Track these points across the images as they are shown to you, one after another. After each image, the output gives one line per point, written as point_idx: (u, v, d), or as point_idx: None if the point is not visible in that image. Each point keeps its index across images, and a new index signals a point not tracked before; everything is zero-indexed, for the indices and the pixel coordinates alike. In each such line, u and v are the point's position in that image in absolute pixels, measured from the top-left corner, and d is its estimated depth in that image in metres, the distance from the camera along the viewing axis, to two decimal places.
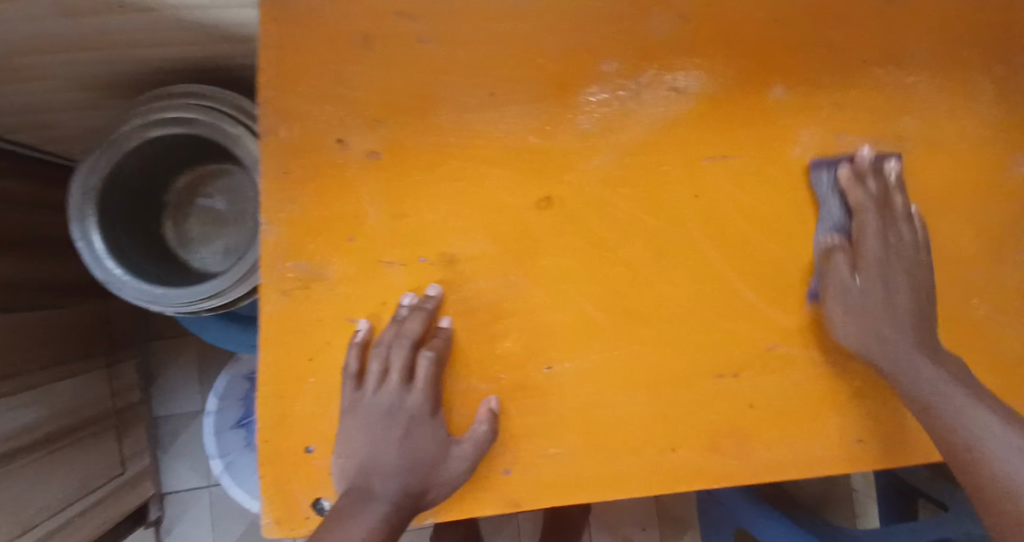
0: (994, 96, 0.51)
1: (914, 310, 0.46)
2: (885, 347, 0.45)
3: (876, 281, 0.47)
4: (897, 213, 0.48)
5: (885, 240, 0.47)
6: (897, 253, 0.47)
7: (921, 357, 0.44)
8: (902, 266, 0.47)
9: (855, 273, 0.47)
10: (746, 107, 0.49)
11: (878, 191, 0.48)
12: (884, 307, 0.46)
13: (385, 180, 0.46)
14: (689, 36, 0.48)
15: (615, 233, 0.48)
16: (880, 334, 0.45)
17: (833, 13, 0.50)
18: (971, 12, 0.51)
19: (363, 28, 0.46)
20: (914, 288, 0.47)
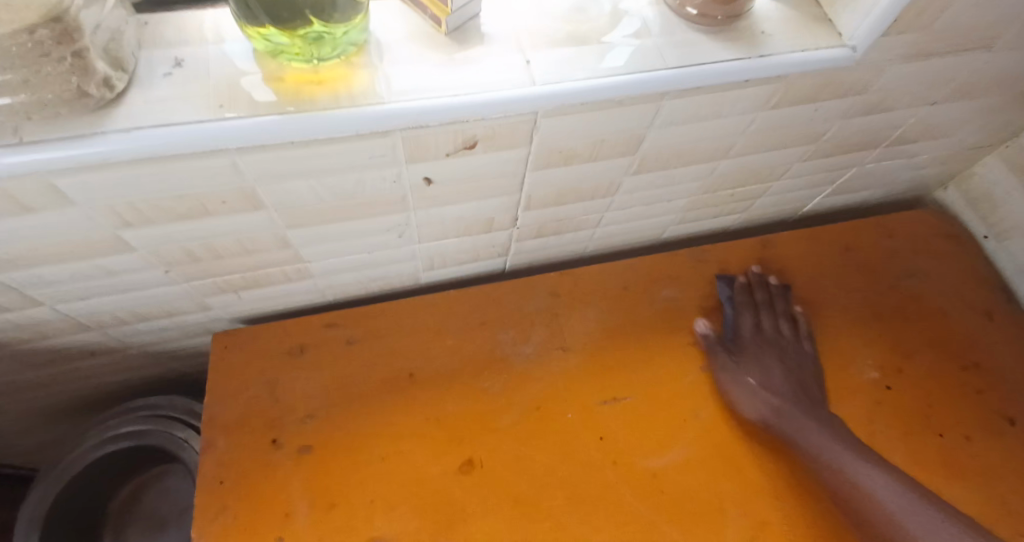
0: (820, 316, 0.63)
1: (791, 379, 0.57)
2: (771, 409, 0.55)
3: (767, 364, 0.58)
4: (778, 315, 0.61)
5: (745, 334, 0.61)
6: (782, 347, 0.60)
7: (810, 422, 0.53)
8: (788, 359, 0.59)
9: (742, 360, 0.58)
10: (626, 355, 0.59)
11: (763, 299, 0.62)
12: (777, 381, 0.57)
13: (312, 470, 0.49)
14: (567, 307, 0.61)
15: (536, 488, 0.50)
16: (770, 403, 0.55)
17: (675, 274, 0.64)
18: (781, 257, 0.66)
19: (300, 340, 0.55)
20: (799, 371, 0.58)
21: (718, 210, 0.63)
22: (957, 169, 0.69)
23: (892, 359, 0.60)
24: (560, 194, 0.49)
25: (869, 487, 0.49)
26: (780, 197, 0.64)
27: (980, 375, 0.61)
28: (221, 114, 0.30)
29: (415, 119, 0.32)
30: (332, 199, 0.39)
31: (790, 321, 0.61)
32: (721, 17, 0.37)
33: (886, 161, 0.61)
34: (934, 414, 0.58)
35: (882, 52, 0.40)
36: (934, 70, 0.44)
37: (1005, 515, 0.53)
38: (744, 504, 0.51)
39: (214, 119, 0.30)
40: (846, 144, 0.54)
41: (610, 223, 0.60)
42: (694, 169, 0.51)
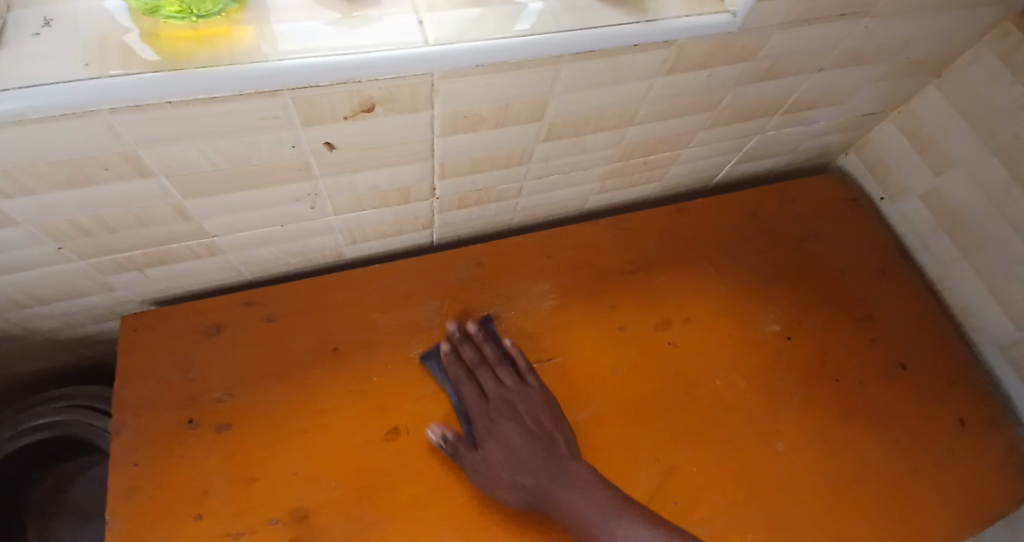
0: (731, 276, 0.67)
1: (532, 439, 0.50)
2: (533, 491, 0.48)
3: (507, 438, 0.50)
4: (496, 366, 0.55)
5: (490, 393, 0.53)
6: (512, 404, 0.52)
7: (573, 490, 0.47)
8: (522, 416, 0.51)
9: (480, 444, 0.50)
10: (550, 320, 0.61)
11: (473, 357, 0.55)
12: (519, 447, 0.50)
13: (229, 447, 0.49)
14: (493, 276, 0.62)
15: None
16: (529, 487, 0.48)
17: (597, 242, 0.67)
18: (695, 223, 0.70)
19: (216, 318, 0.54)
20: (535, 425, 0.51)
21: (636, 178, 0.66)
22: (854, 136, 0.75)
23: (794, 313, 0.65)
24: (474, 162, 0.49)
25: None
26: (692, 164, 0.68)
27: (874, 325, 0.67)
28: (94, 72, 0.28)
29: (303, 79, 0.31)
30: (230, 165, 0.38)
31: (509, 365, 0.55)
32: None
33: (785, 129, 0.66)
34: (831, 360, 0.63)
35: (765, 19, 0.42)
36: (817, 37, 0.47)
37: (889, 446, 0.59)
38: (657, 452, 0.55)
39: (85, 76, 0.28)
40: (746, 112, 0.57)
41: (532, 193, 0.61)
42: (603, 136, 0.53)
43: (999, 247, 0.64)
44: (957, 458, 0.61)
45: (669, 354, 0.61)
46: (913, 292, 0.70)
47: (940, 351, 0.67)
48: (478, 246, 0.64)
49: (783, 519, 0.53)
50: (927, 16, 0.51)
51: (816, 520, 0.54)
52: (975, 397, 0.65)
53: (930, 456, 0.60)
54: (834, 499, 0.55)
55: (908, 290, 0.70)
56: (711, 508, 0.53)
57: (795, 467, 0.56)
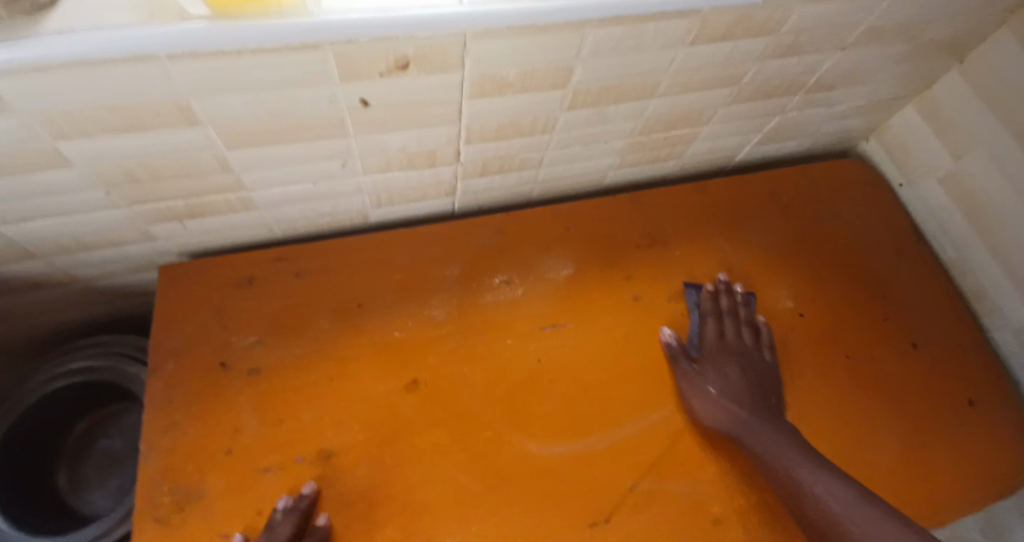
0: (745, 253, 0.68)
1: (751, 386, 0.57)
2: (735, 418, 0.54)
3: (726, 370, 0.57)
4: (743, 323, 0.61)
5: (727, 337, 0.60)
6: (743, 354, 0.59)
7: (766, 429, 0.53)
8: (747, 367, 0.58)
9: (700, 367, 0.58)
10: (566, 287, 0.62)
11: (727, 306, 0.62)
12: (735, 383, 0.57)
13: (259, 390, 0.52)
14: (513, 243, 0.64)
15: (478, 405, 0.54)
16: (733, 412, 0.54)
17: (615, 215, 0.68)
18: (712, 200, 0.71)
19: (248, 272, 0.57)
20: (754, 377, 0.58)
21: (656, 154, 0.67)
22: (877, 120, 0.75)
23: (807, 291, 0.66)
24: (500, 127, 0.51)
25: (807, 487, 0.49)
26: (712, 142, 0.69)
27: (887, 305, 0.67)
28: (152, 20, 0.31)
29: (344, 35, 0.34)
30: (272, 119, 0.40)
31: (750, 328, 0.61)
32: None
33: (807, 109, 0.66)
34: (843, 338, 0.64)
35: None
36: (841, 13, 0.48)
37: (896, 420, 0.60)
38: (665, 414, 0.56)
39: (150, 25, 0.31)
40: (767, 89, 0.58)
41: (554, 164, 0.63)
42: (625, 107, 0.54)
43: None
44: (968, 438, 0.61)
45: (680, 324, 0.62)
46: (929, 277, 0.71)
47: (955, 334, 0.67)
48: (500, 215, 0.66)
49: None
50: None
51: None
52: (987, 380, 0.65)
53: (940, 434, 0.61)
54: (838, 467, 0.57)
55: (924, 273, 0.71)
56: (717, 471, 0.54)
57: (803, 435, 0.58)
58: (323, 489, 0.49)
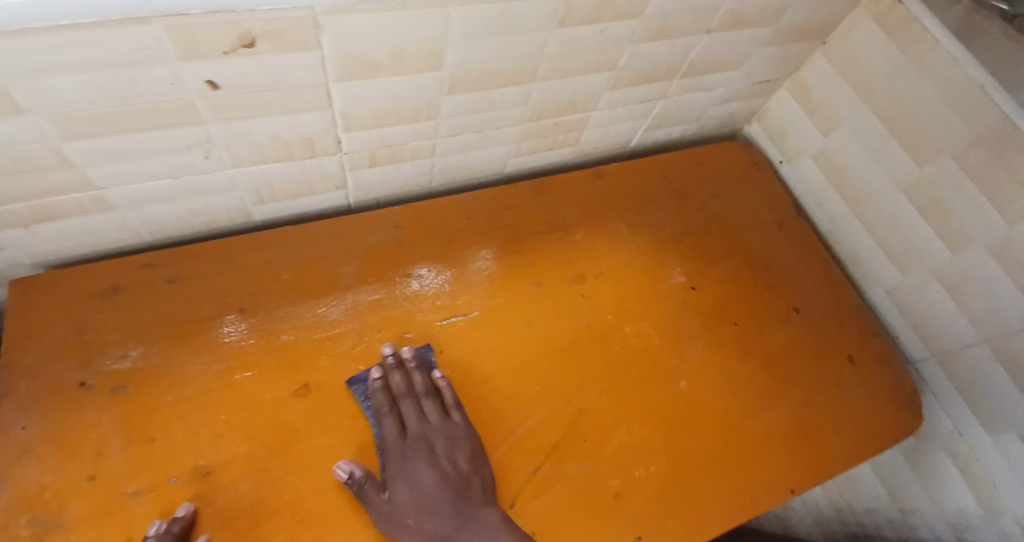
0: (641, 234, 0.70)
1: (443, 483, 0.49)
2: (440, 537, 0.47)
3: (414, 475, 0.49)
4: (422, 398, 0.53)
5: (410, 428, 0.51)
6: (432, 443, 0.51)
7: (478, 539, 0.47)
8: (440, 457, 0.50)
9: (389, 483, 0.48)
10: (467, 277, 0.62)
11: (399, 386, 0.53)
12: (427, 487, 0.49)
13: (128, 408, 0.47)
14: (412, 236, 0.62)
15: (375, 403, 0.52)
16: (435, 531, 0.48)
17: (515, 204, 0.68)
18: (608, 186, 0.73)
19: (113, 280, 0.52)
20: (451, 469, 0.50)
21: (551, 141, 0.68)
22: (756, 105, 0.80)
23: (698, 267, 0.69)
24: (380, 114, 0.49)
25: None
26: (605, 129, 0.71)
27: (772, 275, 0.72)
28: None
29: (173, 8, 0.31)
30: (110, 105, 0.37)
31: (435, 399, 0.53)
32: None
33: (689, 94, 0.70)
34: (732, 308, 0.67)
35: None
36: None
37: (782, 382, 0.64)
38: (568, 395, 0.57)
39: None
40: (647, 73, 0.60)
41: (447, 154, 0.62)
42: (509, 92, 0.55)
43: (879, 200, 0.70)
44: (847, 392, 0.66)
45: (582, 306, 0.63)
46: (808, 248, 0.76)
47: (832, 298, 0.73)
48: (397, 208, 0.64)
49: (681, 452, 0.57)
50: None
51: (716, 452, 0.58)
52: (863, 338, 0.71)
53: (822, 390, 0.65)
54: (730, 431, 0.59)
55: (805, 244, 0.76)
56: (619, 444, 0.55)
57: (697, 403, 0.60)
58: (203, 507, 0.45)
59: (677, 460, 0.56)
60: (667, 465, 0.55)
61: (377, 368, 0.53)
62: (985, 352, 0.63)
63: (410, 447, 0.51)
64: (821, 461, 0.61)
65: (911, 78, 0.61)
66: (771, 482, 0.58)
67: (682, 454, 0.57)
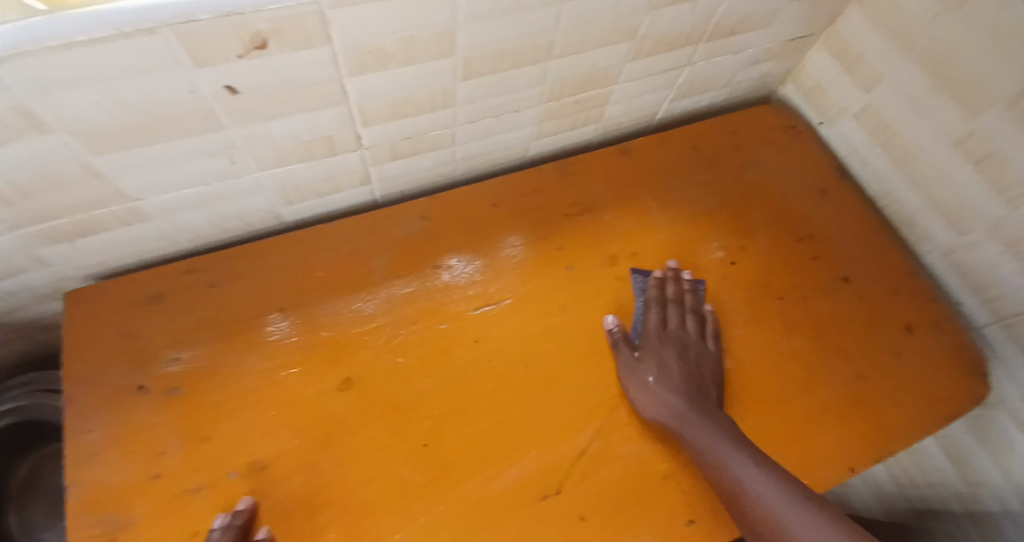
0: (674, 209, 0.68)
1: (688, 374, 0.55)
2: (675, 410, 0.52)
3: (666, 358, 0.56)
4: (688, 312, 0.59)
5: (671, 326, 0.58)
6: (686, 344, 0.57)
7: (703, 420, 0.51)
8: (688, 355, 0.56)
9: (640, 351, 0.57)
10: (497, 264, 0.61)
11: (673, 294, 0.60)
12: (676, 371, 0.55)
13: (183, 409, 0.49)
14: (440, 226, 0.62)
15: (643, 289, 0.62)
16: (672, 404, 0.52)
17: (541, 187, 0.67)
18: (637, 162, 0.71)
19: (159, 288, 0.54)
20: (696, 367, 0.56)
21: (573, 120, 0.67)
22: (790, 63, 0.76)
23: (736, 239, 0.67)
24: (396, 105, 0.49)
25: (746, 484, 0.47)
26: (628, 102, 0.68)
27: (817, 243, 0.68)
28: None
29: (181, 15, 0.32)
30: (134, 117, 0.38)
31: (698, 318, 0.59)
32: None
33: (715, 59, 0.67)
34: (775, 280, 0.65)
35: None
36: None
37: (835, 352, 0.61)
38: (608, 377, 0.56)
39: None
40: (666, 41, 0.58)
41: (469, 141, 0.62)
42: (525, 73, 0.53)
43: (930, 154, 0.65)
44: (905, 361, 0.63)
45: (617, 287, 0.62)
46: (855, 211, 0.72)
47: (885, 263, 0.68)
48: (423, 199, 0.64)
49: None
50: None
51: (765, 428, 0.56)
52: (921, 303, 0.66)
53: (876, 360, 0.62)
54: (782, 406, 0.57)
55: (852, 208, 0.72)
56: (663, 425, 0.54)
57: (744, 380, 0.58)
58: (259, 501, 0.47)
59: None
60: None
61: (660, 272, 0.62)
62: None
63: (665, 339, 0.58)
64: (881, 432, 0.58)
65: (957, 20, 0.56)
66: (827, 457, 0.55)
67: None
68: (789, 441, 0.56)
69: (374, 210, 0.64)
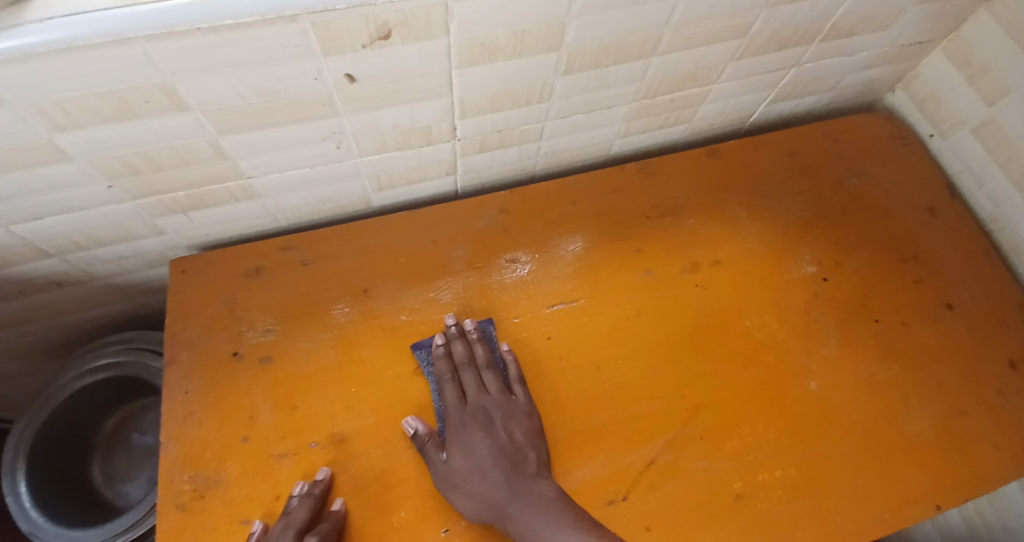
0: (761, 218, 0.65)
1: (499, 454, 0.49)
2: (494, 507, 0.47)
3: (470, 444, 0.49)
4: (483, 370, 0.53)
5: (469, 398, 0.51)
6: (489, 414, 0.50)
7: (526, 515, 0.46)
8: (496, 429, 0.50)
9: (447, 447, 0.49)
10: (574, 262, 0.61)
11: (461, 356, 0.53)
12: (484, 456, 0.49)
13: (271, 378, 0.52)
14: (519, 220, 0.62)
15: (429, 361, 0.53)
16: (489, 500, 0.47)
17: (623, 187, 0.66)
18: (725, 166, 0.68)
19: (256, 261, 0.57)
20: (507, 441, 0.49)
21: (663, 119, 0.65)
22: (904, 69, 0.70)
23: (829, 255, 0.63)
24: (495, 98, 0.49)
25: None
26: (722, 103, 0.66)
27: (920, 265, 0.64)
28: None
29: (321, 4, 0.33)
30: (261, 101, 0.40)
31: (496, 372, 0.53)
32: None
33: (822, 61, 0.63)
34: (871, 301, 0.61)
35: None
36: None
37: (934, 384, 0.57)
38: (684, 387, 0.55)
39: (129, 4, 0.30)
40: (775, 40, 0.55)
41: (556, 136, 0.61)
42: (625, 69, 0.52)
43: None
44: (1012, 400, 0.57)
45: (696, 295, 0.60)
46: (965, 233, 0.66)
47: (996, 292, 0.63)
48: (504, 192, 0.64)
49: (813, 454, 0.52)
50: None
51: (851, 458, 0.53)
52: None
53: (980, 397, 0.57)
54: (871, 435, 0.54)
55: (962, 230, 0.66)
56: (742, 443, 0.52)
57: (830, 403, 0.55)
58: (336, 474, 0.49)
59: (807, 463, 0.52)
60: (794, 469, 0.52)
61: (439, 333, 0.54)
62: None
63: (472, 415, 0.50)
64: (977, 475, 0.53)
65: None
66: (917, 495, 0.52)
67: (815, 457, 0.52)
68: (874, 478, 0.52)
69: (454, 200, 0.65)
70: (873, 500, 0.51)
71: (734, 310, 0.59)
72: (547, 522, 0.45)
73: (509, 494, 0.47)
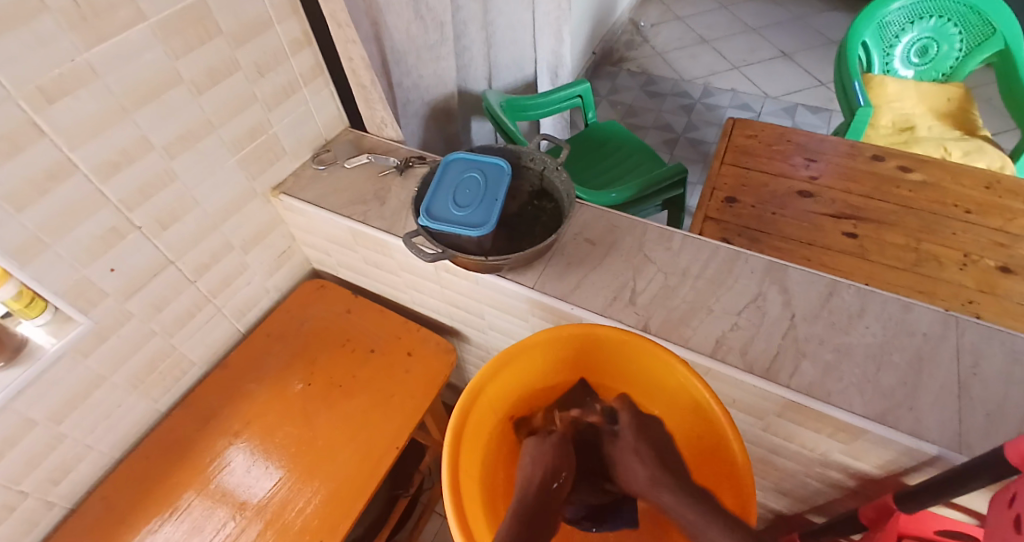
0: (260, 376, 1.05)
1: (310, 483, 0.91)
2: (309, 480, 0.91)
3: (275, 480, 0.92)
4: None
5: (322, 473, 0.92)
6: (297, 465, 0.93)
7: (322, 480, 0.91)
8: (294, 473, 0.92)
9: (304, 438, 0.96)
10: (158, 487, 0.91)
11: None
12: (286, 488, 0.91)
13: None
14: (109, 498, 0.90)
15: (295, 396, 1.02)
16: (305, 472, 0.92)
17: (171, 422, 0.98)
18: (228, 366, 1.06)
19: None
20: (293, 458, 0.94)
21: (171, 378, 1.00)
22: (297, 256, 1.23)
23: (308, 368, 1.06)
24: (28, 465, 0.79)
25: None
26: (204, 342, 1.05)
27: (352, 338, 1.10)
28: None
29: None
30: None
31: (344, 468, 0.93)
32: (3, 361, 0.75)
33: (233, 292, 1.08)
34: (333, 373, 1.05)
35: (116, 307, 0.85)
36: (159, 287, 0.91)
37: (378, 387, 1.03)
38: (254, 500, 0.89)
39: None
40: (184, 313, 0.98)
41: (103, 438, 0.91)
42: (100, 395, 0.87)
43: (368, 273, 1.18)
44: (414, 365, 1.06)
45: (242, 445, 0.96)
46: (374, 309, 1.15)
47: (392, 323, 1.13)
48: (92, 495, 0.90)
49: (335, 471, 0.92)
50: (215, 232, 0.99)
51: (353, 453, 0.94)
52: (417, 333, 1.11)
53: (400, 376, 1.05)
54: (359, 438, 0.96)
55: (368, 306, 1.16)
56: (299, 496, 0.90)
57: (336, 438, 0.96)
58: None
59: (333, 479, 0.91)
60: (326, 487, 0.90)
61: (293, 390, 1.03)
62: (449, 308, 1.11)
63: None
64: (412, 420, 0.99)
65: (317, 222, 1.09)
66: (387, 446, 0.95)
67: (336, 471, 0.92)
68: (363, 462, 0.93)
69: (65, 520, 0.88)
70: (362, 475, 0.92)
71: (267, 435, 0.97)
72: (354, 476, 0.92)
73: (312, 491, 0.90)
